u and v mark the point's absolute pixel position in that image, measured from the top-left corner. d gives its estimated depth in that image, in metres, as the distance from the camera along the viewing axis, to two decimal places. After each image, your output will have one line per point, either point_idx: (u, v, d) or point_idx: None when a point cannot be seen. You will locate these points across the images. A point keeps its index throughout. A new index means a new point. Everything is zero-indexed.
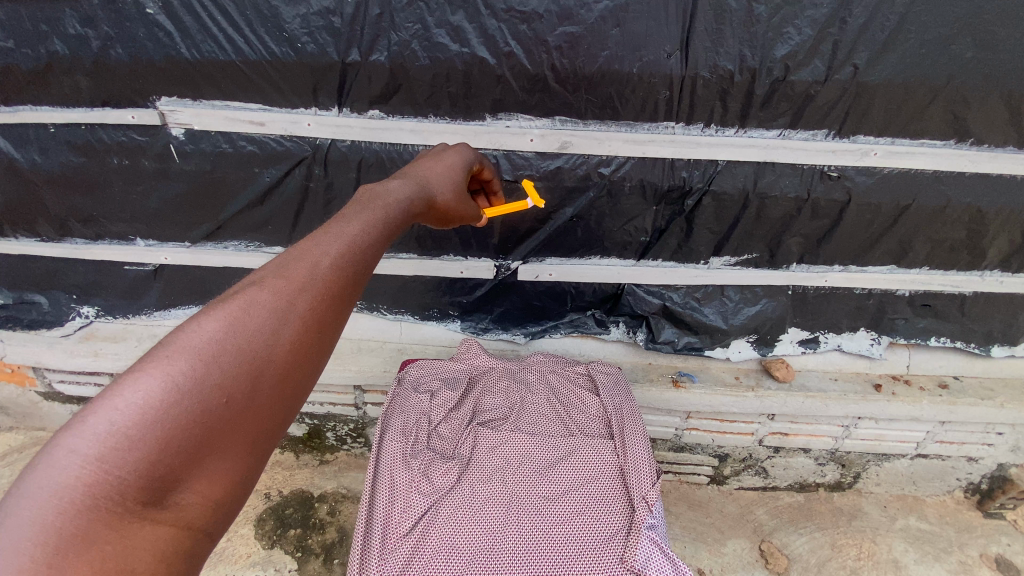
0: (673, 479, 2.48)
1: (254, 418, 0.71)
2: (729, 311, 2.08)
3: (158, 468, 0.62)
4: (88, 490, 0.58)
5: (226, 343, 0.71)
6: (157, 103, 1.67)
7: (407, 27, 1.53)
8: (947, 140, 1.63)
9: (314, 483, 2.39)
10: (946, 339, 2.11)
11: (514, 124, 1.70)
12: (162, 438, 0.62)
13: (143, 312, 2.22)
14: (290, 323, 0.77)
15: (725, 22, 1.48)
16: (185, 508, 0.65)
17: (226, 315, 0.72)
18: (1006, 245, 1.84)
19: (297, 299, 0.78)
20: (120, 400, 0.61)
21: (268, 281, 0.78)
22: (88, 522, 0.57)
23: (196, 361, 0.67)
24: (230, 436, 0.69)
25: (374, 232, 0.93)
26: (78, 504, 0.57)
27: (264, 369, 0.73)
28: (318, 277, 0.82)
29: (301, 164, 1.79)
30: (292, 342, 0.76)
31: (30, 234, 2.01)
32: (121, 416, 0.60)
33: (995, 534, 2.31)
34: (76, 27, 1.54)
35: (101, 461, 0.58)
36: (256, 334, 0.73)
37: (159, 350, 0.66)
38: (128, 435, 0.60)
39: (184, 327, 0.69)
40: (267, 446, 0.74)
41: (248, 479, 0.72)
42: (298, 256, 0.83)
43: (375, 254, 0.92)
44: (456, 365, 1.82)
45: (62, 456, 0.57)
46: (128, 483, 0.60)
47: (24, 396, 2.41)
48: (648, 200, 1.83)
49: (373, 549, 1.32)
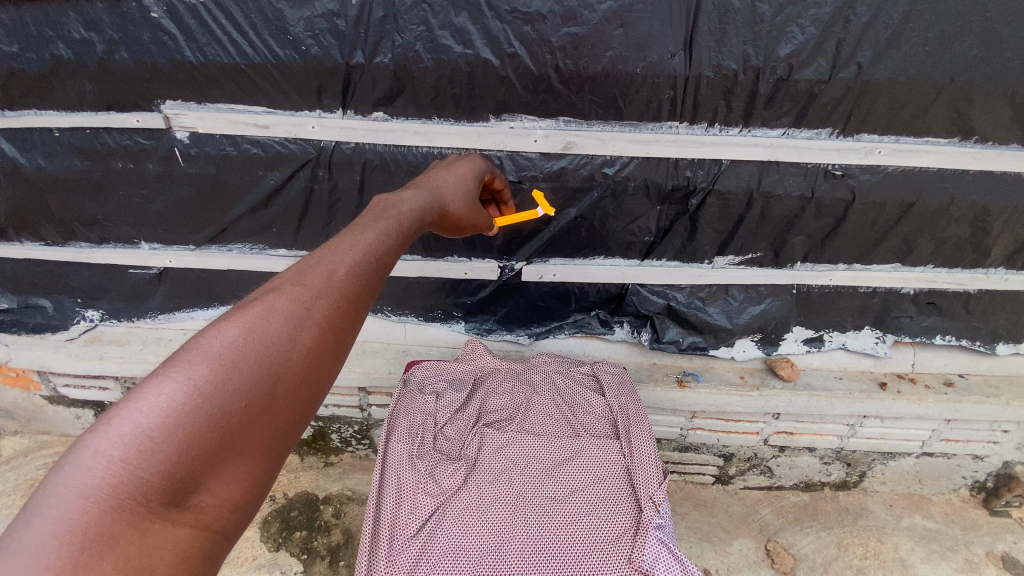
0: (678, 479, 2.47)
1: (270, 422, 0.72)
2: (733, 310, 2.08)
3: (180, 469, 0.63)
4: (113, 491, 0.58)
5: (245, 348, 0.71)
6: (162, 107, 1.68)
7: (411, 28, 1.53)
8: (952, 138, 1.63)
9: (319, 485, 2.39)
10: (951, 337, 2.11)
11: (517, 125, 1.70)
12: (185, 441, 0.63)
13: (148, 315, 2.22)
14: (308, 329, 0.77)
15: (729, 22, 1.48)
16: (204, 509, 0.66)
17: (244, 321, 0.73)
18: (1011, 242, 1.84)
19: (314, 306, 0.79)
20: (144, 404, 0.61)
21: (286, 288, 0.79)
22: (112, 521, 0.58)
23: (217, 366, 0.68)
24: (246, 440, 0.69)
25: (388, 240, 0.93)
26: (103, 505, 0.57)
27: (281, 374, 0.73)
28: (335, 285, 0.82)
29: (305, 166, 1.79)
30: (309, 348, 0.77)
31: (34, 238, 2.01)
32: (145, 418, 0.61)
33: (1002, 533, 2.31)
34: (81, 32, 1.54)
35: (126, 462, 0.59)
36: (275, 340, 0.74)
37: (181, 355, 0.67)
38: (151, 438, 0.61)
39: (203, 332, 0.70)
40: (282, 450, 0.75)
41: (264, 481, 0.72)
42: (315, 263, 0.83)
43: (389, 261, 0.92)
44: (462, 366, 1.81)
45: (88, 457, 0.58)
46: (151, 485, 0.61)
47: (28, 400, 2.42)
48: (652, 200, 1.83)
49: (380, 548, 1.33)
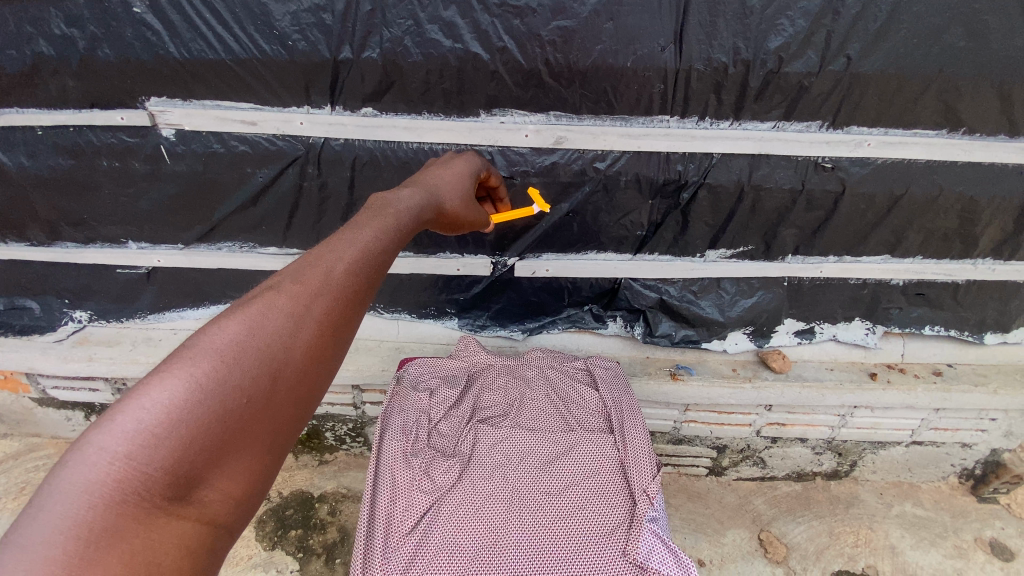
0: (672, 471, 2.49)
1: (271, 418, 0.71)
2: (726, 303, 2.09)
3: (182, 466, 0.62)
4: (118, 486, 0.58)
5: (246, 345, 0.70)
6: (147, 103, 1.65)
7: (399, 23, 1.51)
8: (939, 130, 1.64)
9: (314, 484, 2.38)
10: (940, 327, 2.13)
11: (508, 120, 1.70)
12: (188, 437, 0.62)
13: (138, 315, 2.20)
14: (307, 327, 0.77)
15: (719, 15, 1.48)
16: (208, 504, 0.66)
17: (245, 318, 0.72)
18: (999, 233, 1.86)
19: (313, 304, 0.78)
20: (146, 400, 0.61)
21: (285, 286, 0.78)
22: (117, 516, 0.57)
23: (218, 363, 0.67)
24: (248, 436, 0.69)
25: (385, 240, 0.92)
26: (108, 499, 0.57)
27: (282, 370, 0.73)
28: (333, 283, 0.81)
29: (294, 163, 1.77)
30: (308, 345, 0.76)
31: (20, 239, 1.99)
32: (148, 415, 0.60)
33: (990, 519, 2.35)
34: (62, 28, 1.52)
35: (129, 458, 0.58)
36: (274, 338, 0.73)
37: (182, 352, 0.66)
38: (154, 433, 0.60)
39: (204, 330, 0.69)
40: (283, 447, 0.74)
41: (266, 476, 0.72)
42: (312, 261, 0.82)
43: (386, 260, 0.92)
44: (455, 362, 1.81)
45: (91, 453, 0.57)
46: (155, 480, 0.60)
47: (17, 403, 2.39)
48: (643, 194, 1.82)
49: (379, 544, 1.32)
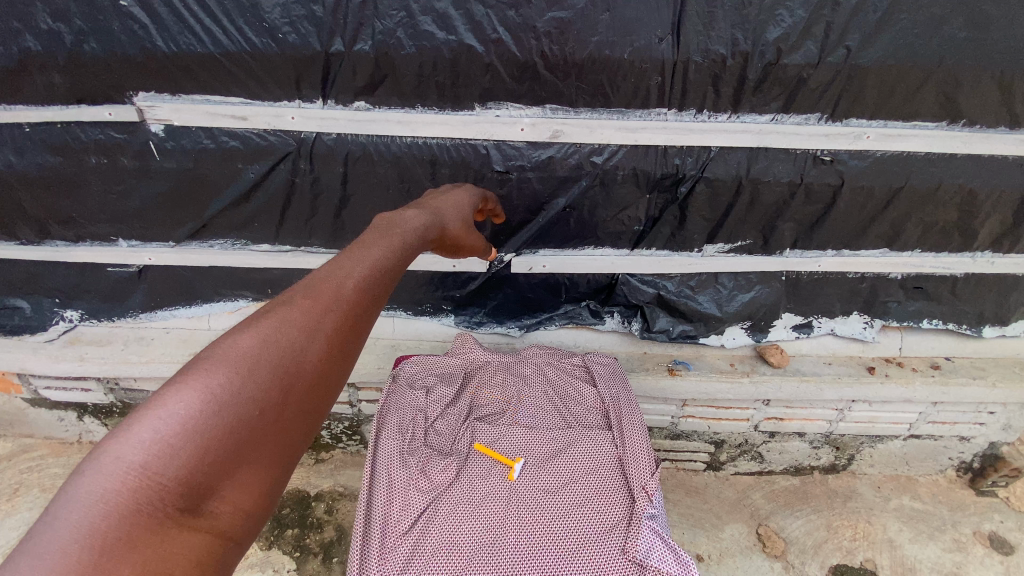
0: (670, 466, 2.49)
1: (282, 429, 0.69)
2: (723, 298, 2.08)
3: (196, 476, 0.60)
4: (132, 495, 0.56)
5: (260, 357, 0.69)
6: (134, 98, 1.61)
7: (391, 14, 1.48)
8: (939, 122, 1.62)
9: (310, 482, 2.36)
10: (938, 321, 2.13)
11: (503, 113, 1.67)
12: (203, 447, 0.60)
13: (130, 314, 2.17)
14: (319, 339, 0.75)
15: (717, 5, 1.46)
16: (219, 516, 0.63)
17: (259, 331, 0.70)
18: (999, 225, 1.85)
19: (324, 319, 0.76)
20: (163, 411, 0.59)
21: (297, 300, 0.77)
22: (131, 526, 0.55)
23: (232, 374, 0.65)
24: (260, 448, 0.67)
25: (394, 258, 0.91)
26: (123, 508, 0.55)
27: (294, 383, 0.71)
28: (344, 298, 0.80)
29: (286, 159, 1.74)
30: (321, 358, 0.75)
31: (8, 238, 1.95)
32: (165, 425, 0.59)
33: (988, 512, 2.35)
34: (47, 22, 1.48)
35: (146, 468, 0.57)
36: (287, 351, 0.71)
37: (199, 362, 0.65)
38: (170, 443, 0.58)
39: (220, 341, 0.68)
40: (292, 459, 0.72)
41: (275, 486, 0.70)
42: (324, 277, 0.81)
43: (395, 277, 0.90)
44: (451, 360, 1.78)
45: (107, 462, 0.55)
46: (169, 490, 0.58)
47: (9, 404, 2.36)
48: (641, 189, 1.81)
49: (387, 545, 1.30)
